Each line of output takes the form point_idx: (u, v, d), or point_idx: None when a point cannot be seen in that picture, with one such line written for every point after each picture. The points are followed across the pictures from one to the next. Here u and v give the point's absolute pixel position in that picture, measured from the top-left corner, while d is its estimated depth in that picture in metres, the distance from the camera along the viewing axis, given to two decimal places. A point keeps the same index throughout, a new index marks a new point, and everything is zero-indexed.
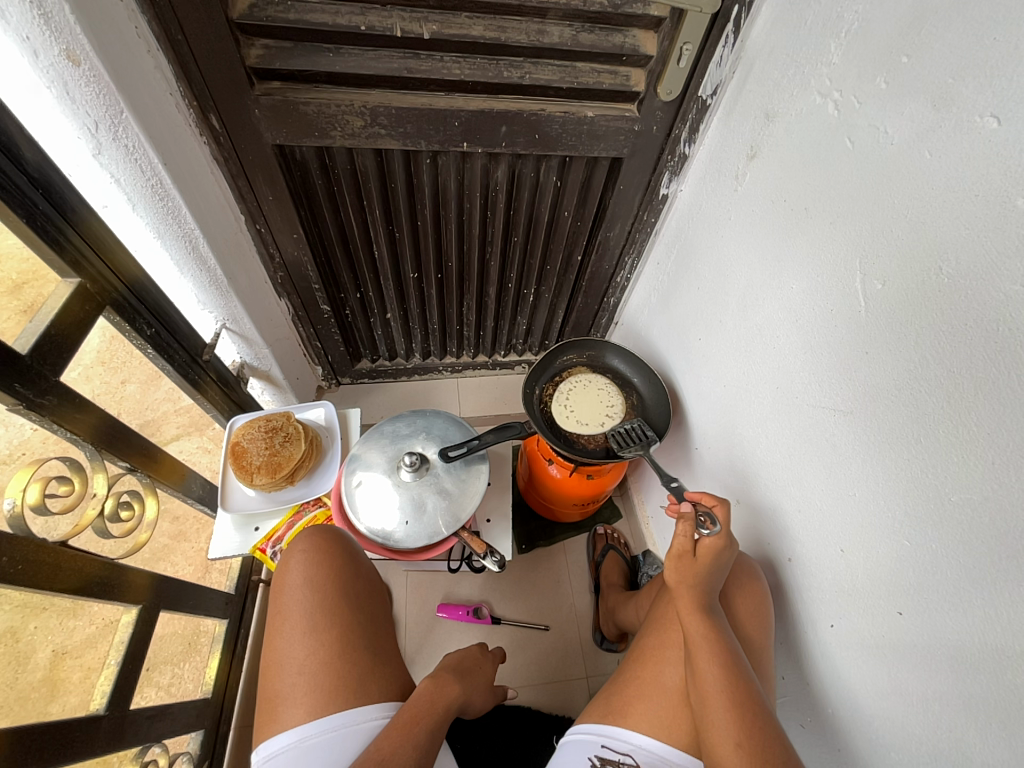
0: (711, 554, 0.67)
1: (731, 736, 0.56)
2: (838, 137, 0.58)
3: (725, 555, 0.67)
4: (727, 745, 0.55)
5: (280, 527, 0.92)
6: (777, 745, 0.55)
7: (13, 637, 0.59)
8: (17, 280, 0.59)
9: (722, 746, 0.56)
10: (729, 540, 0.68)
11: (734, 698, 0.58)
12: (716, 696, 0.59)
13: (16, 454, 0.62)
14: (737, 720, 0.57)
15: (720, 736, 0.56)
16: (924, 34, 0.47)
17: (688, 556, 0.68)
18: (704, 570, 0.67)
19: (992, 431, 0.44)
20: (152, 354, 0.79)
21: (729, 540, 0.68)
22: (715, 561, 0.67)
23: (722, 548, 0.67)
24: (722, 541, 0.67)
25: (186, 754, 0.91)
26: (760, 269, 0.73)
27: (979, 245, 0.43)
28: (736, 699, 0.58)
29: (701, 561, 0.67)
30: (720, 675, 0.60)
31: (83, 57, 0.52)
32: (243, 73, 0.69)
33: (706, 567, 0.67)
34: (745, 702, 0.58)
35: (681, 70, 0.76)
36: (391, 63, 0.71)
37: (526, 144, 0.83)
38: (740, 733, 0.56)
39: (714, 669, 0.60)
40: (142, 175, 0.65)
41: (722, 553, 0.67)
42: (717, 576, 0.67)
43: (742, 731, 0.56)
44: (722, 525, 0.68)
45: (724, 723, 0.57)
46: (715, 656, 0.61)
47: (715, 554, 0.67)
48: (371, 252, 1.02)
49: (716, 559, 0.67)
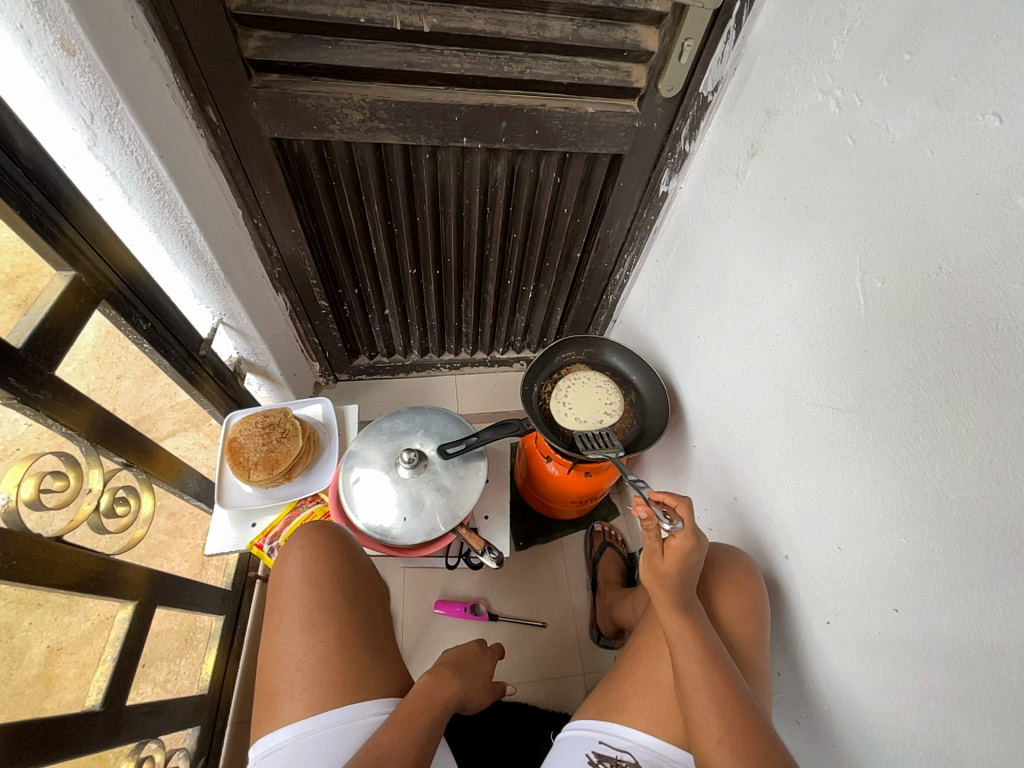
0: (679, 553, 0.66)
1: (714, 731, 0.56)
2: (839, 135, 0.58)
3: (694, 553, 0.66)
4: (710, 740, 0.56)
5: (277, 523, 0.92)
6: (762, 741, 0.55)
7: (8, 634, 0.59)
8: (11, 273, 0.58)
9: (707, 741, 0.56)
10: (697, 537, 0.66)
11: (718, 693, 0.58)
12: (698, 693, 0.59)
13: (10, 449, 0.61)
14: (721, 716, 0.57)
15: (703, 732, 0.57)
16: (927, 31, 0.47)
17: (659, 553, 0.68)
18: (672, 569, 0.66)
19: (990, 430, 0.44)
20: (148, 348, 0.78)
21: (696, 538, 0.65)
22: (683, 561, 0.66)
23: (689, 548, 0.65)
24: (689, 539, 0.65)
25: (183, 750, 0.90)
26: (759, 267, 0.73)
27: (979, 244, 0.43)
28: (720, 695, 0.58)
29: (669, 561, 0.66)
30: (701, 672, 0.60)
31: (78, 46, 0.51)
32: (242, 65, 0.68)
33: (674, 567, 0.66)
34: (728, 699, 0.58)
35: (682, 66, 0.75)
36: (390, 56, 0.70)
37: (526, 139, 0.83)
38: (722, 728, 0.56)
39: (695, 666, 0.61)
40: (138, 168, 0.64)
41: (690, 552, 0.66)
42: (689, 573, 0.66)
43: (723, 728, 0.56)
44: (685, 521, 0.66)
45: (708, 720, 0.57)
46: (694, 653, 0.62)
47: (682, 554, 0.65)
48: (369, 246, 1.01)
49: (683, 559, 0.65)
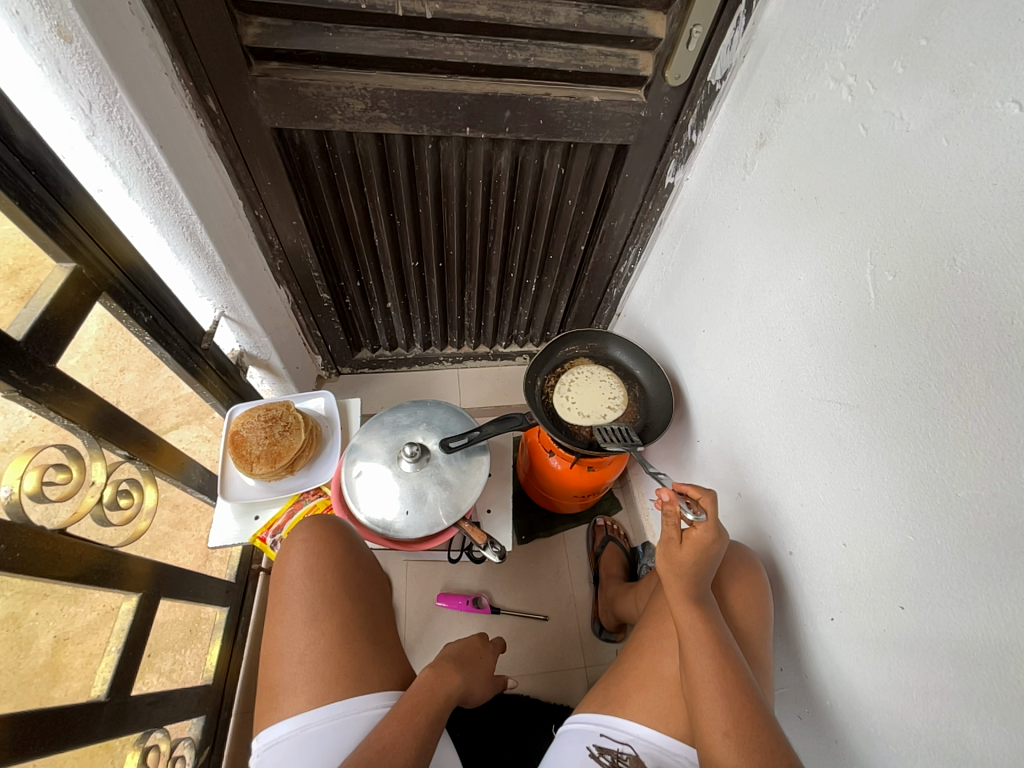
0: (698, 545, 0.66)
1: (720, 724, 0.56)
2: (851, 124, 0.56)
3: (713, 547, 0.66)
4: (716, 733, 0.56)
5: (280, 516, 0.92)
6: (768, 735, 0.55)
7: (15, 623, 0.60)
8: (13, 266, 0.58)
9: (712, 734, 0.56)
10: (718, 532, 0.66)
11: (725, 685, 0.58)
12: (706, 685, 0.59)
13: (14, 442, 0.61)
14: (727, 708, 0.57)
15: (709, 725, 0.57)
16: (944, 16, 0.46)
17: (676, 543, 0.68)
18: (688, 560, 0.66)
19: (1001, 426, 0.43)
20: (150, 341, 0.78)
21: (718, 532, 0.66)
22: (702, 553, 0.66)
23: (709, 540, 0.65)
24: (710, 531, 0.65)
25: (188, 739, 0.91)
26: (767, 260, 0.72)
27: (996, 236, 0.42)
28: (727, 688, 0.58)
29: (686, 551, 0.67)
30: (713, 664, 0.60)
31: (75, 33, 0.51)
32: (241, 53, 0.67)
33: (691, 557, 0.66)
34: (736, 692, 0.58)
35: (690, 54, 0.74)
36: (392, 43, 0.69)
37: (530, 129, 0.82)
38: (728, 721, 0.56)
39: (706, 657, 0.60)
40: (137, 157, 0.63)
41: (711, 544, 0.66)
42: (706, 565, 0.66)
43: (731, 720, 0.56)
44: (708, 513, 0.66)
45: (714, 713, 0.57)
46: (704, 645, 0.61)
47: (702, 545, 0.66)
48: (371, 239, 1.00)
49: (701, 551, 0.66)
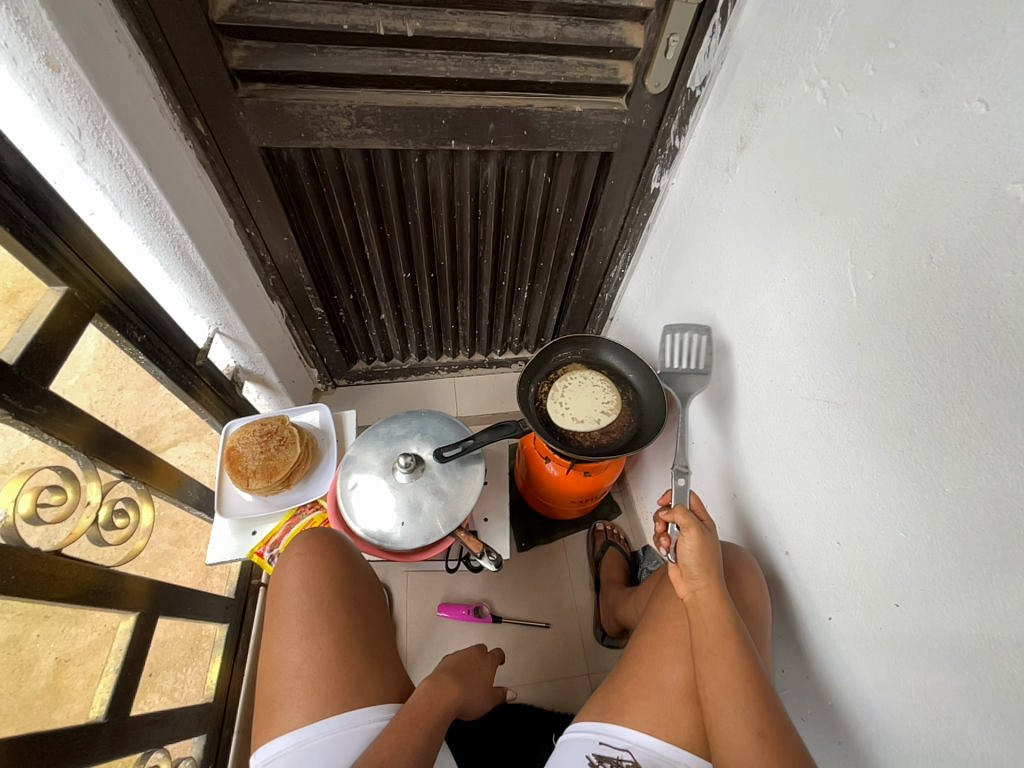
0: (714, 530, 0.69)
1: (750, 725, 0.55)
2: (827, 125, 0.57)
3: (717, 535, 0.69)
4: (749, 735, 0.55)
5: (277, 531, 0.93)
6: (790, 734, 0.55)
7: (15, 646, 0.61)
8: (12, 289, 0.59)
9: (742, 737, 0.55)
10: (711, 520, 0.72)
11: (739, 686, 0.58)
12: (729, 686, 0.58)
13: (14, 464, 0.62)
14: (749, 709, 0.56)
15: (734, 728, 0.56)
16: (911, 18, 0.46)
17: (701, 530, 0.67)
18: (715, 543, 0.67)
19: (984, 420, 0.43)
20: (144, 360, 0.79)
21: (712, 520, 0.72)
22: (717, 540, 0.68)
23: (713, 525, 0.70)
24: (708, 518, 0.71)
25: (190, 759, 0.91)
26: (752, 261, 0.73)
27: (969, 233, 0.43)
28: (748, 688, 0.57)
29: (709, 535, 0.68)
30: (720, 668, 0.59)
31: (63, 63, 0.52)
32: (227, 75, 0.68)
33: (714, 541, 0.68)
34: (754, 691, 0.57)
35: (669, 62, 0.75)
36: (374, 61, 0.70)
37: (514, 140, 0.83)
38: (761, 722, 0.55)
39: (733, 654, 0.60)
40: (127, 180, 0.64)
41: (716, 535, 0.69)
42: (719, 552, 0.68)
43: (763, 720, 0.55)
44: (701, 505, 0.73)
45: (741, 715, 0.56)
46: (728, 644, 0.60)
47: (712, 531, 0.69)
48: (362, 253, 1.01)
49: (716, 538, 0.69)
